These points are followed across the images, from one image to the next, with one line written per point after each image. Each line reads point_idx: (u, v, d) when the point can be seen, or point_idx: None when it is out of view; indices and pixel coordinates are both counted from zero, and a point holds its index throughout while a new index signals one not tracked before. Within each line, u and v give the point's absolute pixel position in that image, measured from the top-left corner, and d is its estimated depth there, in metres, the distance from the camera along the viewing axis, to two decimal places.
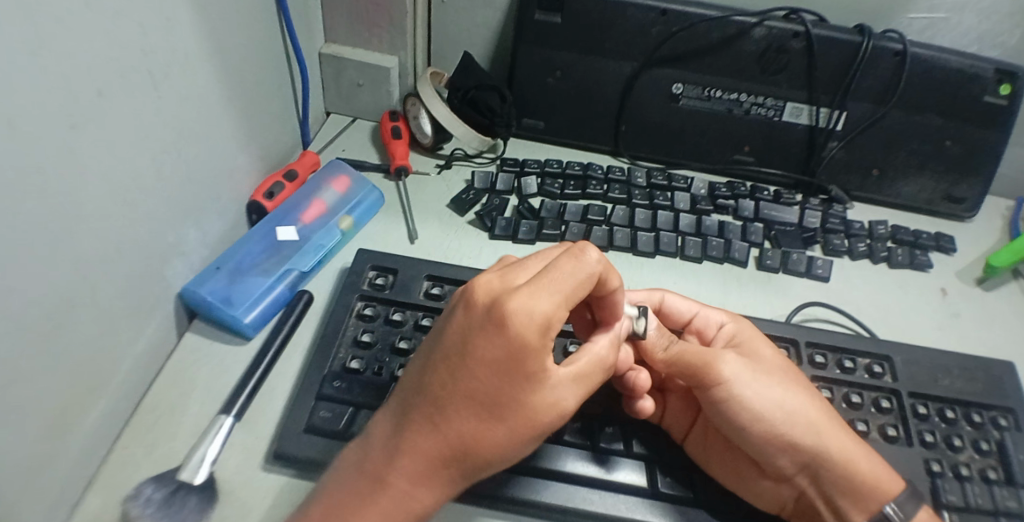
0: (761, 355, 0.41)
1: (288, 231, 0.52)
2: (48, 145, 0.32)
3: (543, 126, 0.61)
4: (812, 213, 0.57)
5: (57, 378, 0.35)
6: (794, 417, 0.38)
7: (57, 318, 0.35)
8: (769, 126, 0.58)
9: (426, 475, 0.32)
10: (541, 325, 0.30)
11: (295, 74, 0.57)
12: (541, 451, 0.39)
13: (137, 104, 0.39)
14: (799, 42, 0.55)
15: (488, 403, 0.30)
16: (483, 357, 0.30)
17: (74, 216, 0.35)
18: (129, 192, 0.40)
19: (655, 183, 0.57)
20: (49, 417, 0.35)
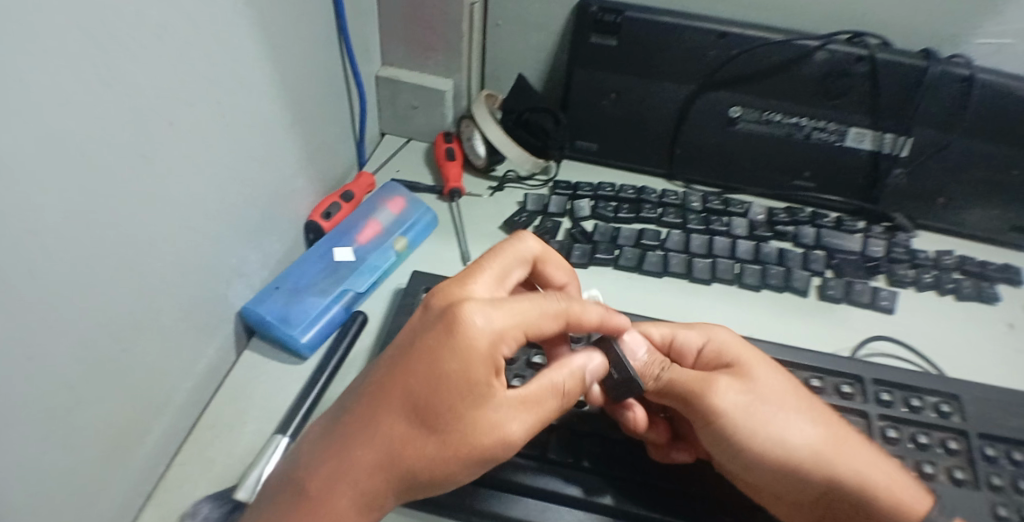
0: (760, 375, 0.38)
1: (344, 251, 0.52)
2: (121, 172, 0.33)
3: (597, 148, 0.60)
4: (876, 241, 0.55)
5: (119, 396, 0.36)
6: (798, 451, 0.36)
7: (123, 339, 0.36)
8: (829, 152, 0.57)
9: (360, 486, 0.31)
10: (492, 339, 0.31)
11: (353, 96, 0.58)
12: (598, 487, 0.38)
13: (205, 130, 0.40)
14: (862, 66, 0.53)
15: (438, 392, 0.30)
16: (432, 363, 0.30)
17: (139, 240, 0.35)
18: (194, 215, 0.40)
19: (710, 207, 0.55)
20: (111, 435, 0.36)
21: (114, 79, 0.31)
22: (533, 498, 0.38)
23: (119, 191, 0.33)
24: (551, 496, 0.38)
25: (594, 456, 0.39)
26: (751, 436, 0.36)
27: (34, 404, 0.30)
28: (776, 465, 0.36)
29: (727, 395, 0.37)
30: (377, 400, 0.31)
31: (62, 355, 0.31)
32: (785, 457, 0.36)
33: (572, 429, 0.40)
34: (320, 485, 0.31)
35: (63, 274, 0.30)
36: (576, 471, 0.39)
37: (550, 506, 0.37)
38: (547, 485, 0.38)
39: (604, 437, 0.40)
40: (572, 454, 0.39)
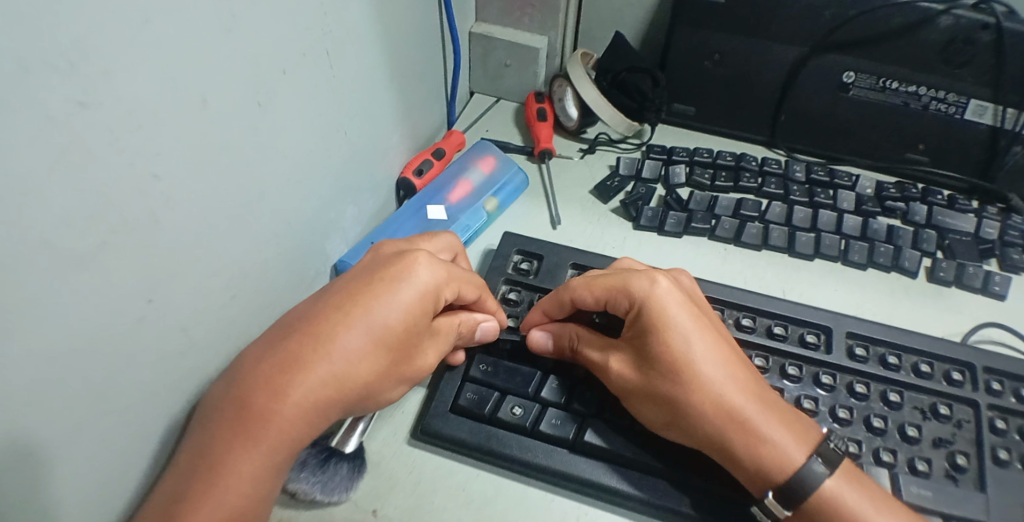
0: (688, 327, 0.38)
1: (436, 209, 0.51)
2: (239, 121, 0.33)
3: (694, 112, 0.58)
4: (990, 223, 0.52)
5: (230, 343, 0.37)
6: (712, 375, 0.37)
7: (234, 289, 0.36)
8: (947, 124, 0.53)
9: (279, 404, 0.33)
10: (390, 278, 0.37)
11: (448, 51, 0.56)
12: (690, 459, 0.39)
13: (314, 82, 0.39)
14: (987, 34, 0.49)
15: (374, 320, 0.36)
16: (345, 297, 0.36)
17: (246, 191, 0.35)
18: (300, 168, 0.40)
19: (815, 179, 0.53)
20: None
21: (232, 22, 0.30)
22: (621, 464, 0.40)
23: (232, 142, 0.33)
24: (639, 465, 0.39)
25: None
26: (674, 340, 0.37)
27: (152, 347, 0.30)
28: (686, 384, 0.37)
29: (670, 303, 0.38)
30: (348, 321, 0.35)
31: (180, 304, 0.31)
32: (690, 383, 0.37)
33: None
34: (266, 398, 0.33)
35: (180, 222, 0.30)
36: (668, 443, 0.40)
37: (640, 475, 0.39)
38: (646, 456, 0.39)
39: None
40: None
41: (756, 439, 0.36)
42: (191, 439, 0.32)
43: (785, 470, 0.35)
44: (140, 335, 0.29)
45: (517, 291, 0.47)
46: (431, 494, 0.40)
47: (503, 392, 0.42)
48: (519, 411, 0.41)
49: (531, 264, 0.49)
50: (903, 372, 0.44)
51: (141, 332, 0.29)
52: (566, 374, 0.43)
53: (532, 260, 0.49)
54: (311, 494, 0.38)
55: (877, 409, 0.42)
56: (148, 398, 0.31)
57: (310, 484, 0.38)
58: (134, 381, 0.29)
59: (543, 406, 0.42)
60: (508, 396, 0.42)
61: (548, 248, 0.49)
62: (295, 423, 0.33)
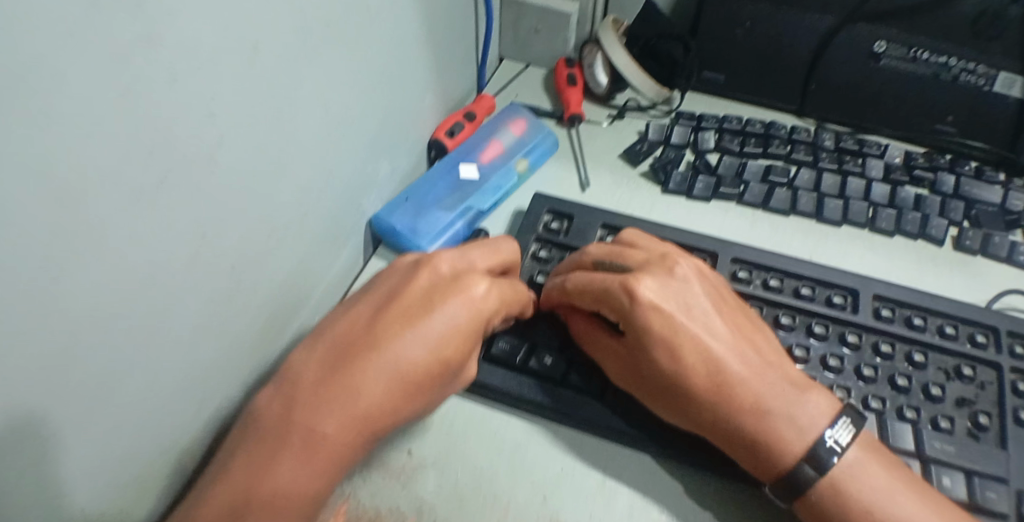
0: (677, 331, 0.38)
1: (468, 169, 0.52)
2: (285, 65, 0.33)
3: (723, 80, 0.58)
4: (1018, 195, 0.52)
5: (272, 287, 0.38)
6: (705, 378, 0.37)
7: (277, 233, 0.37)
8: (976, 96, 0.53)
9: (339, 432, 0.31)
10: (436, 300, 0.36)
11: (480, 15, 0.56)
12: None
13: (357, 35, 0.40)
14: (1018, 8, 0.49)
15: (434, 353, 0.34)
16: (398, 318, 0.35)
17: (292, 138, 0.36)
18: (338, 119, 0.40)
19: (845, 146, 0.53)
20: (263, 325, 0.38)
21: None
22: (650, 413, 0.41)
23: (279, 88, 0.33)
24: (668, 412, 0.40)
25: None
26: (660, 345, 0.38)
27: (205, 284, 0.31)
28: (681, 388, 0.37)
29: (660, 310, 0.38)
30: (403, 344, 0.34)
31: (230, 243, 0.32)
32: (682, 384, 0.37)
33: None
34: (322, 424, 0.31)
35: (230, 162, 0.31)
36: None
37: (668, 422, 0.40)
38: None
39: None
40: None
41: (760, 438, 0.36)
42: (236, 459, 0.30)
43: (787, 462, 0.35)
44: (196, 272, 0.30)
45: (547, 249, 0.48)
46: (463, 439, 0.41)
47: (532, 344, 0.43)
48: (549, 362, 0.42)
49: (561, 223, 0.50)
50: (928, 333, 0.45)
51: (196, 269, 0.30)
52: None
53: (562, 220, 0.50)
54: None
55: (901, 369, 0.43)
56: (202, 336, 0.32)
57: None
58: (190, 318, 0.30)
59: (573, 357, 0.43)
60: (537, 347, 0.43)
61: (579, 209, 0.50)
62: (349, 448, 0.32)
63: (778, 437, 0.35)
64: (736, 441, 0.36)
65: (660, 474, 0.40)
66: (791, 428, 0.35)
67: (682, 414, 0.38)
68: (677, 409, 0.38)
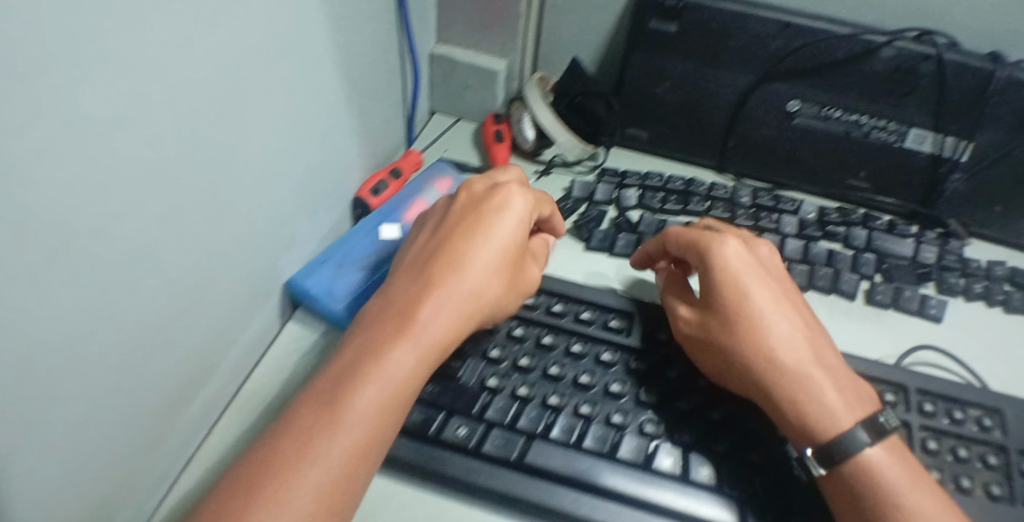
0: (754, 286, 0.42)
1: (390, 230, 0.51)
2: (195, 137, 0.33)
3: (647, 136, 0.60)
4: (928, 248, 0.54)
5: (180, 357, 0.37)
6: (759, 324, 0.41)
7: (184, 304, 0.36)
8: (888, 152, 0.55)
9: (377, 399, 0.34)
10: (471, 241, 0.41)
11: (407, 72, 0.57)
12: (633, 478, 0.40)
13: (276, 103, 0.40)
14: (929, 65, 0.51)
15: (445, 323, 0.38)
16: (427, 280, 0.39)
17: (201, 206, 0.35)
18: (253, 183, 0.40)
19: (761, 203, 0.55)
20: (168, 396, 0.37)
21: (190, 39, 0.31)
22: (567, 484, 0.40)
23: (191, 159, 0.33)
24: (585, 483, 0.40)
25: (636, 447, 0.41)
26: (739, 298, 0.42)
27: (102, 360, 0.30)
28: (733, 327, 0.42)
29: (737, 267, 0.43)
30: (432, 299, 0.38)
31: (130, 317, 0.31)
32: (746, 330, 0.41)
33: (607, 419, 0.42)
34: (347, 399, 0.33)
35: (131, 235, 0.30)
36: (611, 461, 0.40)
37: (585, 494, 0.39)
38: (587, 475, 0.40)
39: (639, 429, 0.42)
40: (607, 443, 0.41)
41: (818, 418, 0.38)
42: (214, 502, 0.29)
43: (830, 424, 0.38)
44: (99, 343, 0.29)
45: None
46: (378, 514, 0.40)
47: (448, 413, 0.43)
48: (463, 432, 0.41)
49: None
50: None
51: (94, 344, 0.29)
52: (511, 394, 0.43)
53: None
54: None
55: None
56: (96, 415, 0.30)
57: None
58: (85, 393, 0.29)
59: (488, 426, 0.42)
60: (453, 416, 0.42)
61: None
62: (385, 414, 0.34)
63: (834, 411, 0.38)
64: (760, 385, 0.40)
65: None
66: (824, 413, 0.38)
67: (731, 361, 0.41)
68: (739, 361, 0.41)
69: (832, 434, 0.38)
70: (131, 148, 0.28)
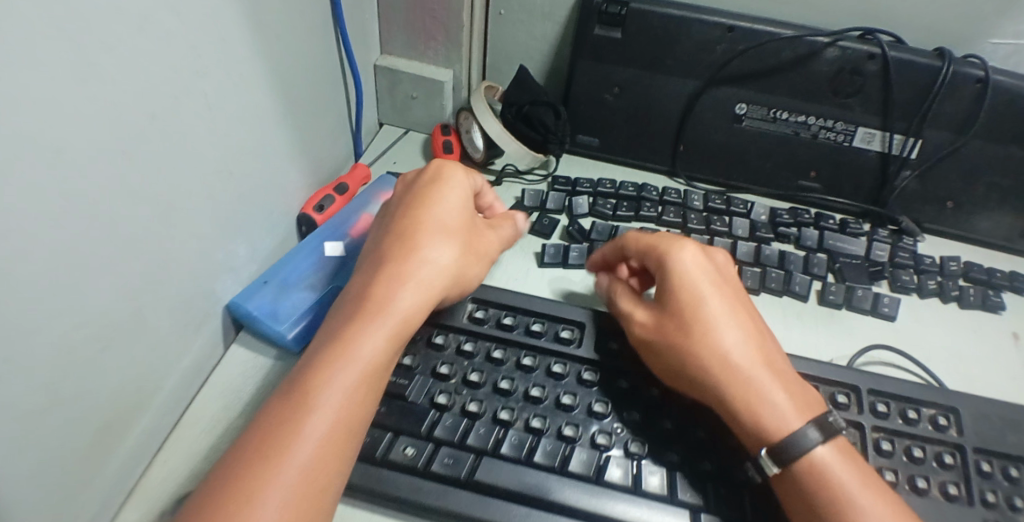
0: (704, 288, 0.41)
1: (335, 246, 0.51)
2: (107, 166, 0.31)
3: (597, 143, 0.59)
4: (881, 245, 0.54)
5: (103, 393, 0.35)
6: (713, 329, 0.40)
7: (105, 337, 0.34)
8: (837, 152, 0.55)
9: (308, 448, 0.32)
10: (407, 259, 0.41)
11: (350, 86, 0.57)
12: (584, 492, 0.38)
13: (203, 125, 0.39)
14: (875, 64, 0.51)
15: (420, 293, 0.40)
16: (359, 309, 0.38)
17: (120, 234, 0.33)
18: (181, 207, 0.38)
19: (712, 206, 0.55)
20: (95, 430, 0.35)
21: (97, 61, 0.29)
22: (516, 502, 0.38)
23: (110, 188, 0.32)
24: (536, 500, 0.38)
25: (587, 461, 0.39)
26: (693, 303, 0.41)
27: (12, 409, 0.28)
28: (692, 333, 0.40)
29: (689, 274, 0.42)
30: (360, 329, 0.37)
31: (44, 358, 0.29)
32: (700, 338, 0.39)
33: (558, 432, 0.40)
34: (277, 454, 0.32)
35: (42, 272, 0.28)
36: (562, 475, 0.39)
37: (536, 512, 0.37)
38: (539, 492, 0.38)
39: (590, 441, 0.40)
40: (558, 458, 0.39)
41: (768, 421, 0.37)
42: None
43: (783, 429, 0.36)
44: (9, 390, 0.28)
45: None
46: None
47: (395, 432, 0.40)
48: (412, 452, 0.39)
49: None
50: None
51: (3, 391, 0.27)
52: (461, 410, 0.41)
53: None
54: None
55: None
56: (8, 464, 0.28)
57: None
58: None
59: (436, 445, 0.40)
60: (401, 436, 0.40)
61: None
62: (317, 462, 0.32)
63: (785, 419, 0.37)
64: (722, 395, 0.38)
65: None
66: (775, 416, 0.37)
67: (687, 368, 0.39)
68: (697, 368, 0.39)
69: (782, 435, 0.36)
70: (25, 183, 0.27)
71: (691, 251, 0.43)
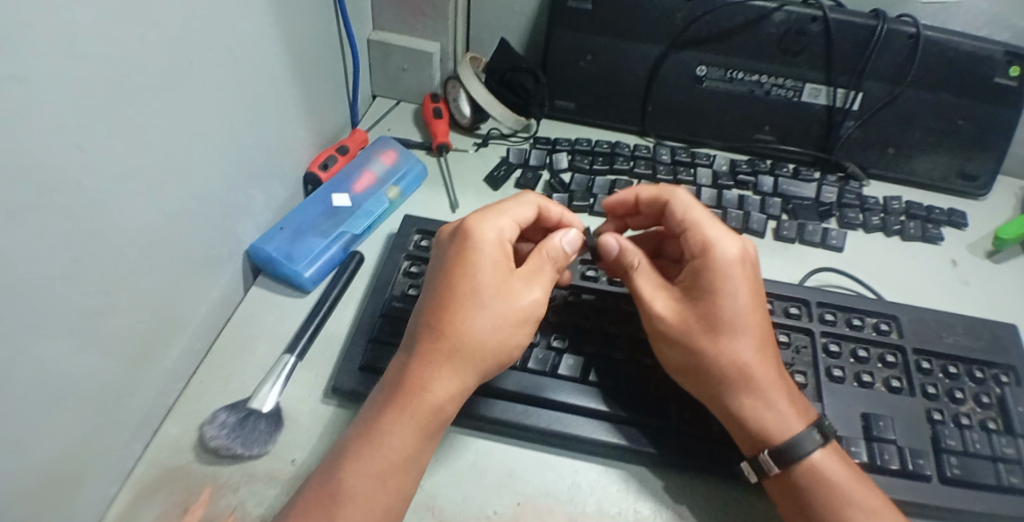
0: (730, 298, 0.42)
1: (342, 198, 0.57)
2: (153, 106, 0.37)
3: (574, 106, 0.65)
4: (829, 189, 0.60)
5: (146, 310, 0.40)
6: (731, 339, 0.42)
7: (150, 259, 0.39)
8: (788, 106, 0.62)
9: (380, 478, 0.35)
10: (467, 279, 0.39)
11: (347, 56, 0.62)
12: (571, 390, 0.45)
13: (225, 80, 0.44)
14: (817, 25, 0.58)
15: (499, 331, 0.39)
16: (431, 332, 0.38)
17: (162, 167, 0.39)
18: (209, 152, 0.44)
19: (678, 159, 0.61)
20: (141, 344, 0.40)
21: (146, 13, 0.34)
22: (514, 400, 0.45)
23: (154, 126, 0.37)
24: (531, 398, 0.44)
25: (574, 364, 0.46)
26: (722, 308, 0.42)
27: (76, 303, 0.33)
28: (712, 340, 0.42)
29: (720, 265, 0.43)
30: (431, 360, 0.38)
31: (104, 265, 0.35)
32: (716, 343, 0.42)
33: (549, 344, 0.47)
34: (348, 484, 0.35)
35: (101, 187, 0.34)
36: (553, 378, 0.45)
37: (531, 407, 0.44)
38: (531, 391, 0.44)
39: (575, 350, 0.47)
40: (549, 364, 0.46)
41: (751, 421, 0.41)
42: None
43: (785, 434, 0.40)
44: (77, 284, 0.33)
45: (418, 265, 0.51)
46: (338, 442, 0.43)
47: None
48: None
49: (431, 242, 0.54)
50: None
51: (69, 287, 0.32)
52: None
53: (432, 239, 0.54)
54: (232, 448, 0.42)
55: None
56: (75, 350, 0.34)
57: (229, 438, 0.42)
58: (60, 326, 0.32)
59: None
60: None
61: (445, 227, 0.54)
62: (386, 489, 0.35)
63: (779, 421, 0.41)
64: (731, 397, 0.42)
65: (528, 454, 0.44)
66: (775, 420, 0.41)
67: (701, 367, 0.42)
68: (711, 369, 0.42)
69: (784, 438, 0.40)
70: (90, 111, 0.32)
71: (726, 240, 0.44)
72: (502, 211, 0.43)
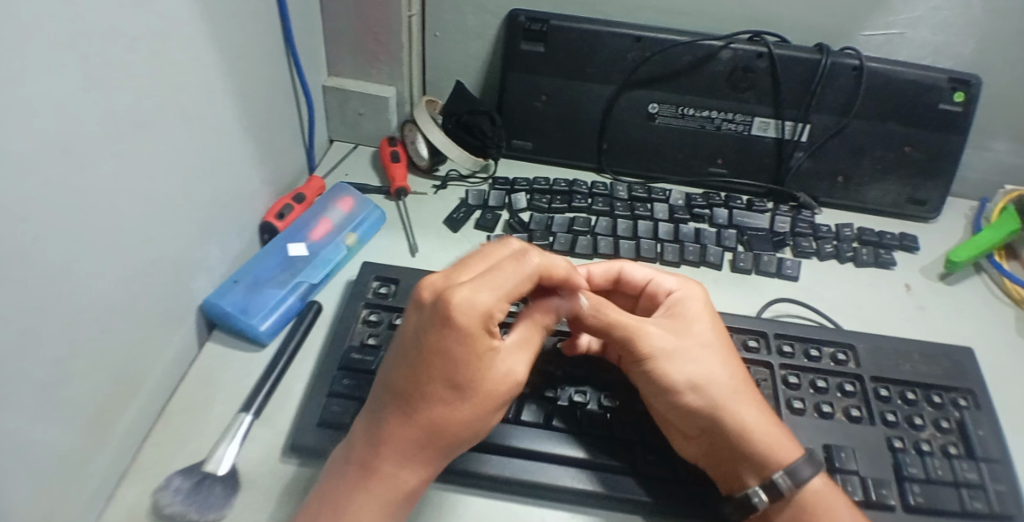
0: (709, 329, 0.46)
1: (298, 247, 0.56)
2: (102, 171, 0.36)
3: (532, 146, 0.66)
4: (783, 219, 0.61)
5: (98, 377, 0.39)
6: (726, 369, 0.44)
7: (99, 325, 0.38)
8: (739, 140, 0.63)
9: None
10: (450, 366, 0.35)
11: (302, 104, 0.62)
12: (534, 437, 0.44)
13: (177, 137, 0.43)
14: (763, 62, 0.60)
15: (474, 419, 0.37)
16: (407, 418, 0.36)
17: (112, 230, 0.38)
18: (162, 210, 0.43)
19: (635, 195, 0.62)
20: (93, 414, 0.39)
21: (96, 82, 0.34)
22: (476, 449, 0.44)
23: (104, 191, 0.37)
24: (493, 447, 0.44)
25: (536, 410, 0.45)
26: (707, 336, 0.45)
27: (26, 380, 0.32)
28: (705, 363, 0.44)
29: (692, 298, 0.48)
30: (402, 447, 0.36)
31: (53, 335, 0.34)
32: (711, 366, 0.43)
33: None
34: None
35: (49, 258, 0.33)
36: (515, 425, 0.45)
37: (495, 456, 0.43)
38: (492, 439, 0.44)
39: (537, 395, 0.46)
40: (511, 411, 0.45)
41: (758, 446, 0.41)
42: None
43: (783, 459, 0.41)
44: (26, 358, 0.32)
45: (376, 312, 0.51)
46: (295, 504, 0.42)
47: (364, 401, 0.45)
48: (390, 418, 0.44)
49: (388, 288, 0.53)
50: None
51: (17, 364, 0.31)
52: None
53: (389, 284, 0.54)
54: (187, 515, 0.40)
55: None
56: (25, 426, 0.32)
57: (185, 504, 0.40)
58: (11, 403, 0.31)
59: None
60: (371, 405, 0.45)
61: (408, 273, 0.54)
62: None
63: (769, 445, 0.41)
64: (733, 424, 0.42)
65: (493, 504, 0.43)
66: (777, 442, 0.41)
67: (700, 390, 0.43)
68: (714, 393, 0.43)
69: (789, 461, 0.41)
70: (38, 183, 0.31)
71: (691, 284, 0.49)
72: (485, 279, 0.36)
